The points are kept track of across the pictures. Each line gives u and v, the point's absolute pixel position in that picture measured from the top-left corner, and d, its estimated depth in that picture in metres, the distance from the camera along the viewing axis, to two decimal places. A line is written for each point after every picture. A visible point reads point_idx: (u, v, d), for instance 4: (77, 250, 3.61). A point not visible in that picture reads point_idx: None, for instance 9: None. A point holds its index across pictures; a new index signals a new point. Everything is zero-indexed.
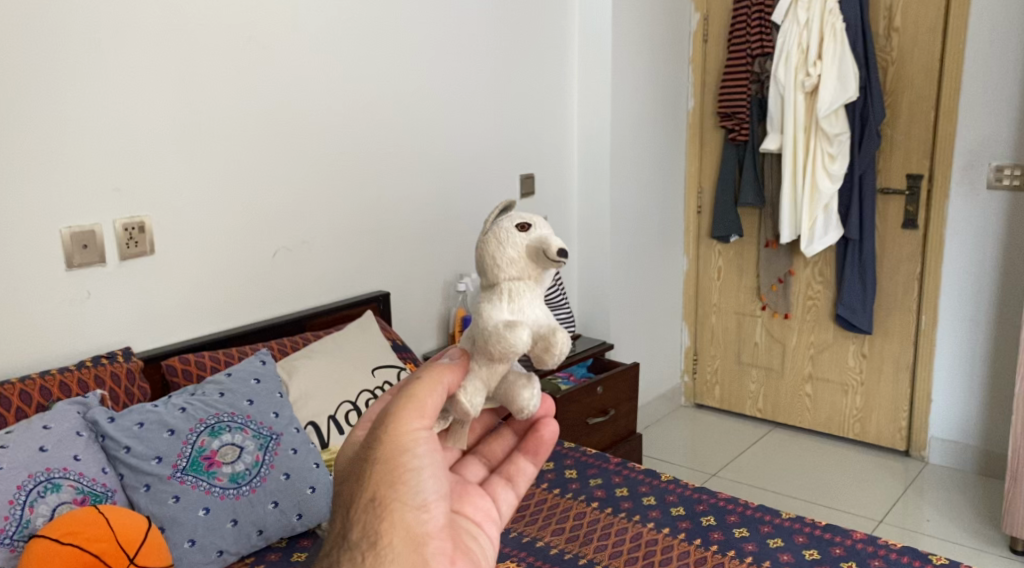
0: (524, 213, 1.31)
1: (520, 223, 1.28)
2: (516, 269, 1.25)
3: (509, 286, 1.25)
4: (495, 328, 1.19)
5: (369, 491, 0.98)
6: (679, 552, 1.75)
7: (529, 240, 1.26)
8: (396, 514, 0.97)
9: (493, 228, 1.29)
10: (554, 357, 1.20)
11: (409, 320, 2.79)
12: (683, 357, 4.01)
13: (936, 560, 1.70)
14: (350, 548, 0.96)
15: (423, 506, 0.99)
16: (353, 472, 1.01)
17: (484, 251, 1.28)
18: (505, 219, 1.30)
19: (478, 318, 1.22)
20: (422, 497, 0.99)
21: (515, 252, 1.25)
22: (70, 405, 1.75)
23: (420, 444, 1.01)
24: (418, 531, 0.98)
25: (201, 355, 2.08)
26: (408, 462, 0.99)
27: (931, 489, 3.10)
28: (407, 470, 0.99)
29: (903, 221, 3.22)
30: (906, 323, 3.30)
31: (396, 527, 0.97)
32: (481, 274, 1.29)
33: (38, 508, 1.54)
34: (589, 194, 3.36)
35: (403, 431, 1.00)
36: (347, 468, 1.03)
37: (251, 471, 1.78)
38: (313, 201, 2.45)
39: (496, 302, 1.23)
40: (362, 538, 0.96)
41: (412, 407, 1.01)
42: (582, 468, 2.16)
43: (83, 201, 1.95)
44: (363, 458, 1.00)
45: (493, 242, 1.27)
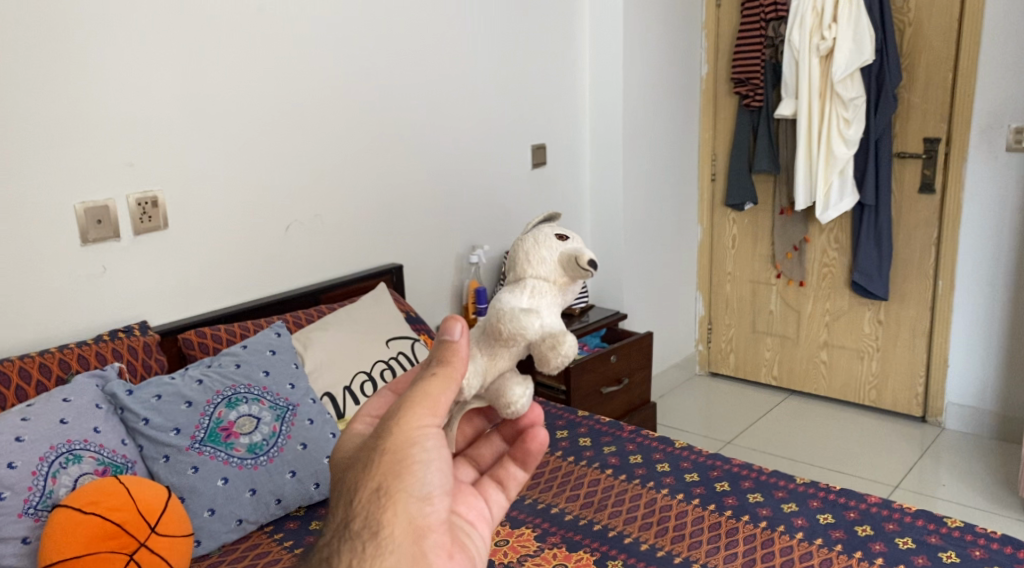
0: (566, 229, 1.33)
1: (559, 234, 1.30)
2: (542, 270, 1.25)
3: (533, 282, 1.24)
4: (511, 311, 1.18)
5: (375, 481, 0.83)
6: (693, 518, 1.76)
7: (562, 248, 1.27)
8: (403, 505, 0.82)
9: (534, 231, 1.31)
10: (559, 359, 1.16)
11: (422, 292, 2.80)
12: (697, 327, 4.01)
13: (951, 523, 1.71)
14: (350, 537, 0.80)
15: (426, 498, 0.84)
16: (360, 459, 0.85)
17: (519, 247, 1.29)
18: (546, 228, 1.32)
19: (494, 302, 1.22)
20: (427, 488, 0.84)
21: (547, 254, 1.26)
22: (89, 377, 1.77)
23: (428, 436, 0.86)
24: (421, 523, 0.83)
25: (217, 329, 2.10)
26: (414, 453, 0.84)
27: (947, 454, 3.09)
28: (414, 459, 0.84)
29: (920, 186, 3.18)
30: (923, 288, 3.27)
31: (399, 518, 0.82)
32: (509, 272, 1.30)
33: (60, 479, 1.56)
34: (602, 163, 3.35)
35: (411, 425, 0.85)
36: (352, 456, 0.87)
37: (268, 441, 1.81)
38: (325, 173, 2.45)
39: (517, 292, 1.23)
40: (364, 527, 0.80)
41: (423, 403, 0.86)
42: (595, 436, 2.17)
43: (95, 177, 1.96)
44: (371, 446, 0.85)
45: (530, 241, 1.28)
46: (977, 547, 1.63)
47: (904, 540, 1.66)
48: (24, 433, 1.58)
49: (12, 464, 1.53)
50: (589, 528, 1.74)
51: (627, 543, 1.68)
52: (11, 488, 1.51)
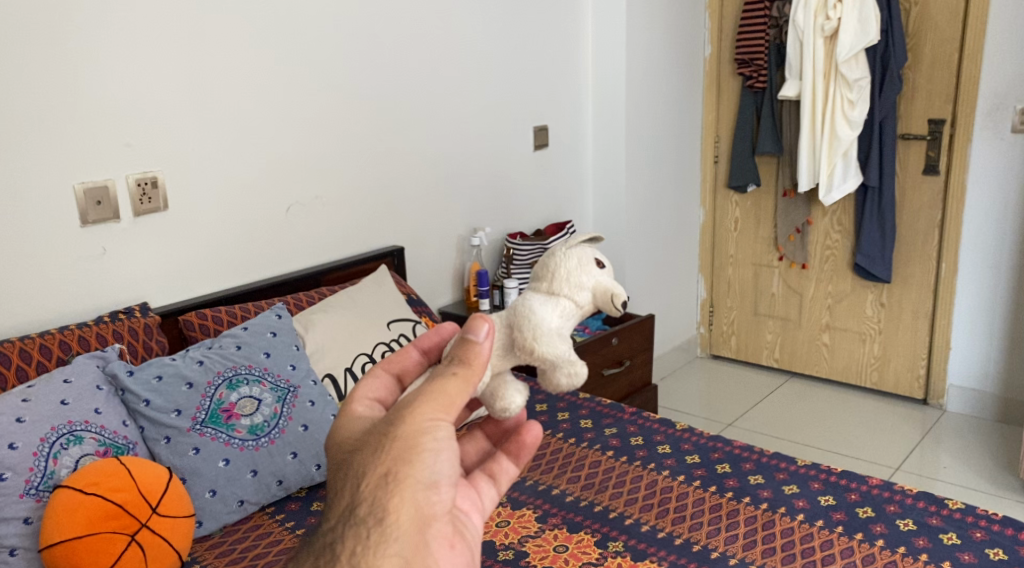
0: (602, 257, 1.37)
1: (597, 259, 1.35)
2: (579, 295, 1.30)
3: (564, 301, 1.29)
4: (544, 332, 1.24)
5: (383, 466, 0.73)
6: (694, 500, 1.76)
7: (600, 277, 1.32)
8: (409, 492, 0.73)
9: (577, 250, 1.34)
10: (563, 386, 1.22)
11: (423, 274, 2.79)
12: (699, 309, 4.00)
13: (952, 505, 1.71)
14: (355, 523, 0.71)
15: (433, 486, 0.74)
16: (368, 443, 0.75)
17: (561, 263, 1.32)
18: (588, 250, 1.36)
19: (528, 312, 1.26)
20: (435, 476, 0.74)
21: (586, 280, 1.30)
22: (90, 358, 1.77)
23: (438, 424, 0.76)
24: (427, 512, 0.73)
25: (217, 311, 2.09)
26: (425, 441, 0.75)
27: (948, 437, 3.09)
28: (423, 448, 0.74)
29: (924, 167, 3.16)
30: (927, 270, 3.25)
31: (406, 505, 0.72)
32: (541, 279, 1.33)
33: (61, 460, 1.56)
34: (605, 145, 3.33)
35: (421, 415, 0.75)
36: (359, 439, 0.77)
37: (269, 422, 1.81)
38: (326, 155, 2.43)
39: (549, 306, 1.28)
40: (369, 514, 0.71)
41: (435, 399, 0.76)
42: (596, 417, 2.17)
43: (94, 157, 1.95)
44: (381, 431, 0.75)
45: (572, 262, 1.32)
46: (978, 529, 1.63)
47: (905, 521, 1.66)
48: (24, 414, 1.58)
49: (13, 445, 1.53)
50: (590, 510, 1.74)
51: (627, 524, 1.68)
52: (12, 469, 1.51)
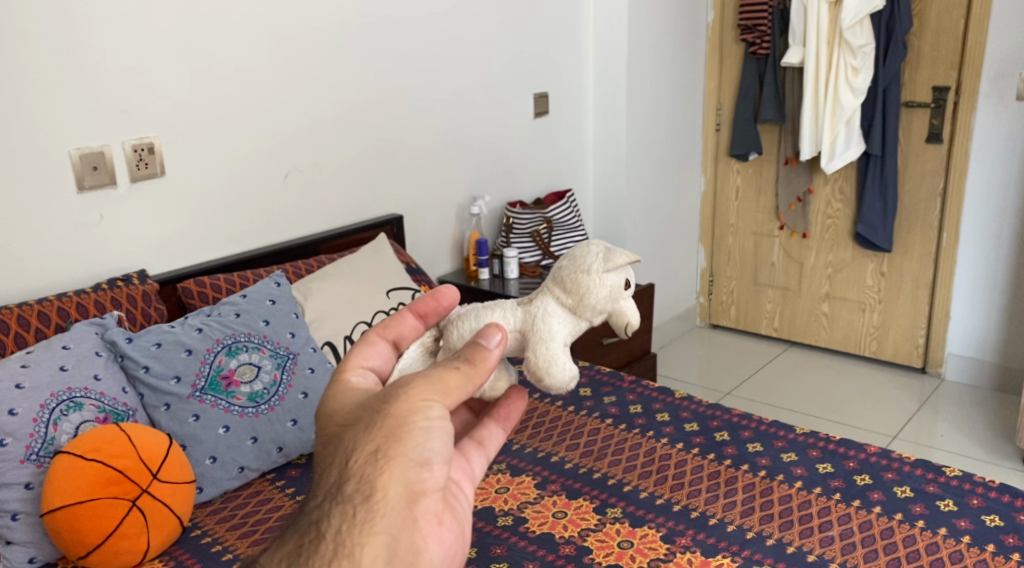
0: (630, 269, 1.38)
1: (626, 280, 1.38)
2: (597, 316, 1.37)
3: (582, 318, 1.37)
4: (560, 356, 1.31)
5: (373, 443, 0.71)
6: (692, 467, 1.77)
7: (623, 298, 1.37)
8: (398, 470, 0.70)
9: (611, 269, 1.35)
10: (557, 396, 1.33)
11: (422, 242, 2.78)
12: (699, 279, 3.99)
13: (950, 472, 1.71)
14: (341, 501, 0.68)
15: (426, 463, 0.72)
16: (362, 419, 0.73)
17: (592, 282, 1.34)
18: (622, 268, 1.36)
19: (548, 335, 1.32)
20: (427, 455, 0.72)
21: (609, 305, 1.36)
22: (88, 325, 1.77)
23: (432, 403, 0.74)
24: (416, 489, 0.71)
25: (216, 279, 2.08)
26: (417, 420, 0.72)
27: (946, 406, 3.10)
28: (415, 426, 0.72)
29: (927, 135, 3.13)
30: (927, 240, 3.24)
31: (394, 482, 0.70)
32: (568, 287, 1.36)
33: (61, 426, 1.56)
34: (605, 112, 3.30)
35: (415, 393, 0.73)
36: (353, 413, 0.75)
37: (269, 389, 1.81)
38: (324, 121, 2.41)
39: (567, 328, 1.35)
40: (357, 491, 0.69)
41: (431, 381, 0.74)
42: (596, 386, 2.17)
43: (91, 122, 1.93)
44: (374, 408, 0.73)
45: (603, 283, 1.35)
46: (975, 496, 1.64)
47: (902, 488, 1.67)
48: (24, 380, 1.58)
49: (13, 411, 1.53)
50: (589, 477, 1.75)
51: (626, 491, 1.69)
52: (13, 435, 1.52)
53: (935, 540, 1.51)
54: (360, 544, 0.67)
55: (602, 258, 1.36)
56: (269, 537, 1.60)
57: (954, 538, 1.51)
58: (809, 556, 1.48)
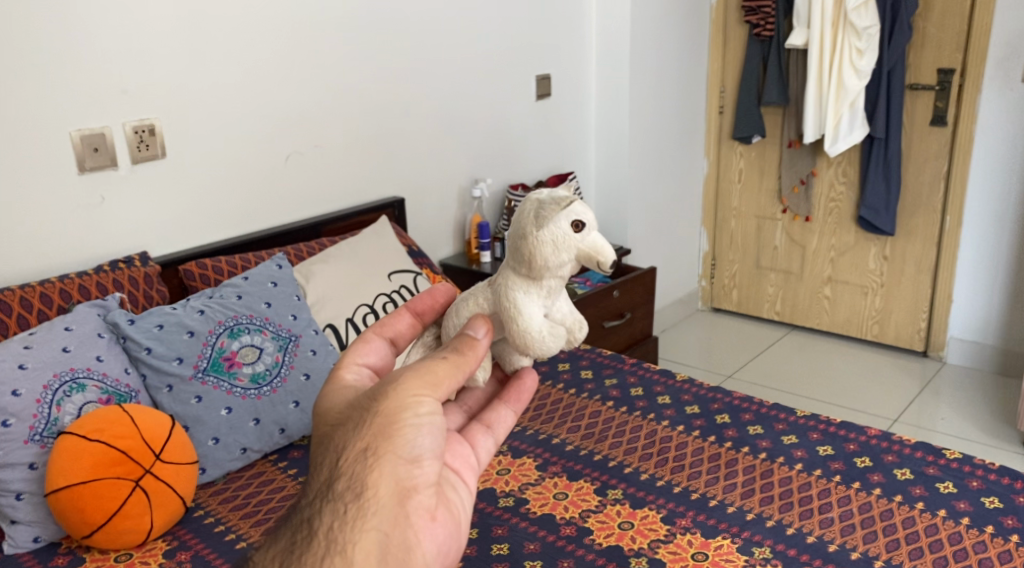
0: (575, 206, 1.23)
1: (576, 220, 1.22)
2: (561, 271, 1.24)
3: (548, 281, 1.25)
4: (537, 329, 1.23)
5: (363, 441, 0.78)
6: (693, 449, 1.77)
7: (580, 242, 1.22)
8: (389, 467, 0.78)
9: (548, 223, 1.21)
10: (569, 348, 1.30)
11: (423, 225, 2.78)
12: (701, 262, 3.99)
13: (950, 455, 1.72)
14: (332, 499, 0.75)
15: (415, 460, 0.80)
16: (351, 418, 0.81)
17: (534, 244, 1.22)
18: (560, 214, 1.21)
19: (515, 311, 1.23)
20: (417, 451, 0.80)
21: (565, 256, 1.23)
22: (90, 307, 1.77)
23: (421, 401, 0.81)
24: (407, 485, 0.79)
25: (218, 261, 2.08)
26: (407, 417, 0.80)
27: (947, 389, 3.11)
28: (405, 423, 0.80)
29: (931, 118, 3.12)
30: (930, 223, 3.23)
31: (385, 479, 0.77)
32: (519, 257, 1.24)
33: (64, 407, 1.57)
34: (608, 94, 3.28)
35: (405, 392, 0.81)
36: (343, 414, 0.83)
37: (271, 371, 1.82)
38: (325, 102, 2.40)
39: (535, 296, 1.25)
40: (347, 489, 0.76)
41: (421, 378, 0.82)
42: (597, 368, 2.18)
43: (91, 103, 1.92)
44: (364, 407, 0.81)
45: (547, 240, 1.22)
46: (975, 478, 1.64)
47: (902, 470, 1.67)
48: (27, 360, 1.58)
49: (16, 392, 1.54)
50: (589, 459, 1.75)
51: (627, 472, 1.70)
52: (16, 415, 1.52)
53: (935, 522, 1.51)
54: (353, 541, 0.73)
55: (535, 215, 1.22)
56: (272, 517, 1.61)
57: (954, 520, 1.51)
58: (809, 538, 1.49)
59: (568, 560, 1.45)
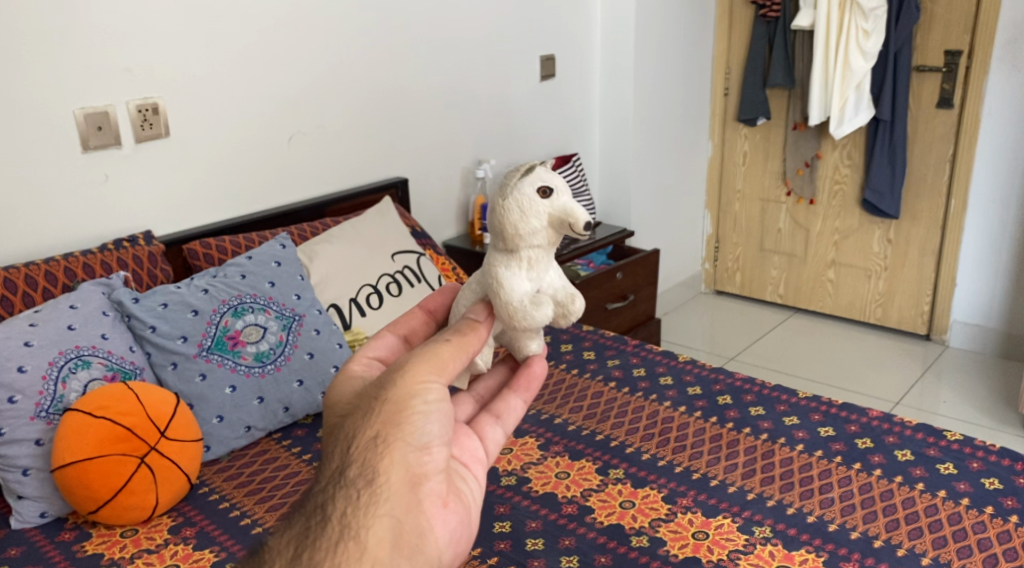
0: (540, 173, 1.23)
1: (542, 186, 1.22)
2: (537, 239, 1.22)
3: (527, 252, 1.22)
4: (522, 301, 1.19)
5: (373, 429, 0.81)
6: (695, 429, 1.78)
7: (550, 206, 1.22)
8: (399, 453, 0.80)
9: (514, 193, 1.22)
10: (569, 321, 1.27)
11: (427, 206, 2.78)
12: (705, 245, 3.98)
13: (951, 436, 1.72)
14: (345, 485, 0.77)
15: (424, 447, 0.82)
16: (360, 407, 0.83)
17: (504, 217, 1.22)
18: (525, 183, 1.22)
19: (497, 282, 1.19)
20: (426, 438, 0.83)
21: (536, 222, 1.21)
22: (95, 285, 1.77)
23: (428, 388, 0.85)
24: (416, 471, 0.81)
25: (222, 240, 2.09)
26: (415, 403, 0.83)
27: (949, 372, 3.11)
28: (414, 410, 0.83)
29: (938, 100, 3.10)
30: (935, 206, 3.22)
31: (396, 467, 0.79)
32: (494, 235, 1.24)
33: (70, 384, 1.58)
34: (613, 75, 3.27)
35: (414, 380, 0.84)
36: (351, 405, 0.86)
37: (275, 350, 1.82)
38: (328, 82, 2.40)
39: (516, 267, 1.21)
40: (359, 476, 0.78)
41: (428, 364, 0.87)
42: (599, 349, 2.18)
43: (94, 82, 1.92)
44: (373, 396, 0.84)
45: (516, 210, 1.21)
46: (975, 460, 1.65)
47: (903, 452, 1.68)
48: (32, 337, 1.59)
49: (22, 368, 1.55)
50: (592, 439, 1.76)
51: (628, 452, 1.71)
52: (22, 392, 1.54)
53: (935, 503, 1.52)
54: (365, 526, 0.74)
55: (501, 190, 1.23)
56: (276, 494, 1.62)
57: (954, 501, 1.52)
58: (809, 518, 1.49)
59: (569, 538, 1.46)
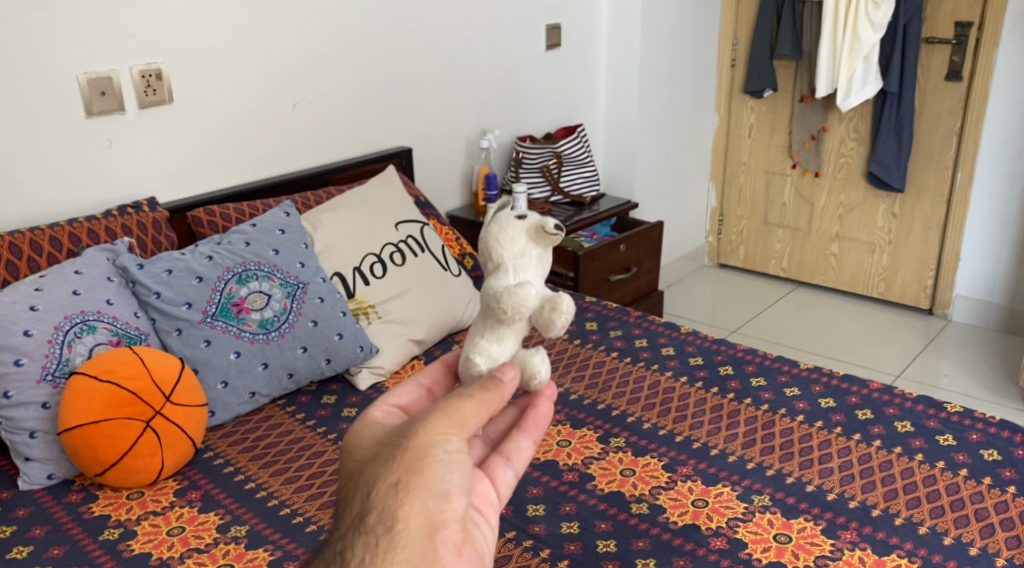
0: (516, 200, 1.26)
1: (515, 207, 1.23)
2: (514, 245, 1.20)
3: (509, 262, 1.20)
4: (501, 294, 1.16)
5: (394, 476, 0.74)
6: (696, 399, 1.79)
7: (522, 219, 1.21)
8: (420, 499, 0.73)
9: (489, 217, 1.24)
10: (562, 318, 1.13)
11: (431, 175, 2.77)
12: (709, 217, 3.97)
13: (951, 408, 1.73)
14: (365, 531, 0.69)
15: (445, 495, 0.75)
16: (381, 454, 0.77)
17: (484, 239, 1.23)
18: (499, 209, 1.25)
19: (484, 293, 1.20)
20: (446, 486, 0.75)
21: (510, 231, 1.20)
22: (100, 251, 1.77)
23: (448, 438, 0.79)
24: (437, 518, 0.73)
25: (226, 208, 2.08)
26: (436, 452, 0.77)
27: (951, 346, 3.12)
28: (434, 458, 0.76)
29: (947, 72, 3.07)
30: (940, 180, 3.21)
31: (417, 510, 0.72)
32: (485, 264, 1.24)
33: (75, 348, 1.59)
34: (619, 45, 3.24)
35: (433, 429, 0.79)
36: (371, 452, 0.79)
37: (279, 317, 1.83)
38: (332, 49, 2.38)
39: (499, 275, 1.20)
40: (379, 522, 0.70)
41: (448, 417, 0.81)
42: (602, 320, 2.19)
43: (97, 47, 1.91)
44: (394, 444, 0.77)
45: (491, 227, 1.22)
46: (975, 431, 1.66)
47: (903, 423, 1.69)
48: (38, 302, 1.60)
49: (28, 332, 1.56)
50: (593, 408, 1.77)
51: (630, 421, 1.72)
52: (29, 355, 1.55)
53: (934, 473, 1.53)
54: None
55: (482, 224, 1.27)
56: (280, 459, 1.64)
57: (952, 472, 1.53)
58: (808, 487, 1.51)
59: (570, 504, 1.47)
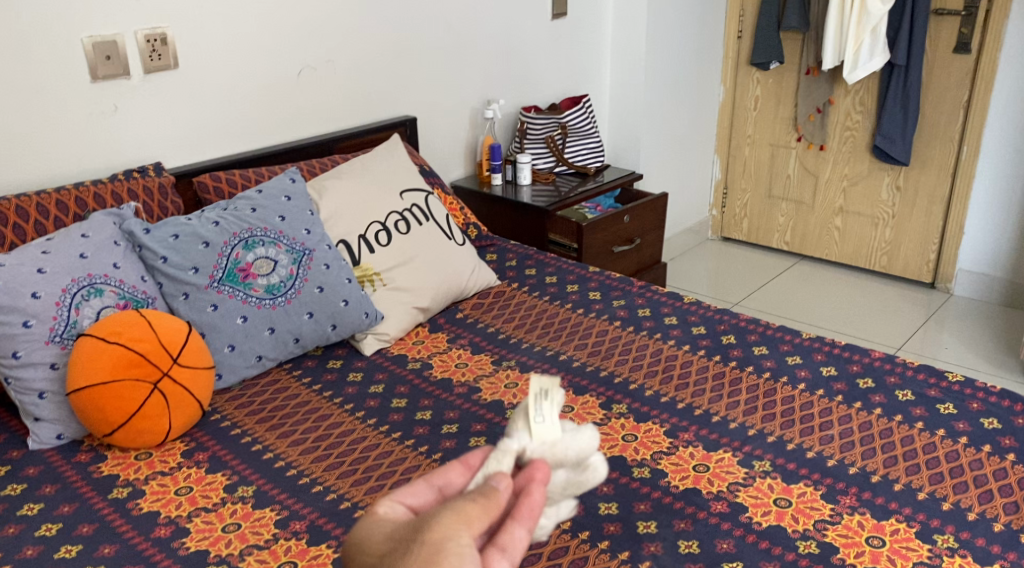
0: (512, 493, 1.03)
1: None
2: None
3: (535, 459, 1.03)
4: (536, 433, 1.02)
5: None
6: (698, 367, 1.80)
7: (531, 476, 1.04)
8: None
9: None
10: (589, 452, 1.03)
11: (435, 145, 2.77)
12: (713, 190, 3.97)
13: (952, 377, 1.75)
14: None
15: None
16: (398, 550, 0.73)
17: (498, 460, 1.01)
18: None
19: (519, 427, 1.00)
20: None
21: None
22: (106, 215, 1.78)
23: (460, 532, 0.72)
24: None
25: (232, 174, 2.09)
26: (450, 545, 0.70)
27: (952, 319, 3.13)
28: (449, 551, 0.70)
29: (955, 45, 3.05)
30: (946, 154, 3.20)
31: None
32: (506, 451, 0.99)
33: (83, 310, 1.61)
34: (625, 15, 3.22)
35: (443, 524, 0.72)
36: (386, 550, 0.75)
37: (286, 283, 1.84)
38: (338, 15, 2.37)
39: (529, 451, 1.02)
40: None
41: (454, 512, 0.73)
42: (605, 290, 2.20)
43: (102, 10, 1.90)
44: (409, 539, 0.73)
45: None
46: (975, 400, 1.67)
47: (904, 391, 1.70)
48: (45, 264, 1.61)
49: (35, 294, 1.57)
50: (596, 375, 1.79)
51: (632, 388, 1.73)
52: (37, 317, 1.56)
53: (934, 441, 1.55)
54: None
55: None
56: (287, 422, 1.65)
57: (952, 439, 1.55)
58: (808, 453, 1.52)
59: None
